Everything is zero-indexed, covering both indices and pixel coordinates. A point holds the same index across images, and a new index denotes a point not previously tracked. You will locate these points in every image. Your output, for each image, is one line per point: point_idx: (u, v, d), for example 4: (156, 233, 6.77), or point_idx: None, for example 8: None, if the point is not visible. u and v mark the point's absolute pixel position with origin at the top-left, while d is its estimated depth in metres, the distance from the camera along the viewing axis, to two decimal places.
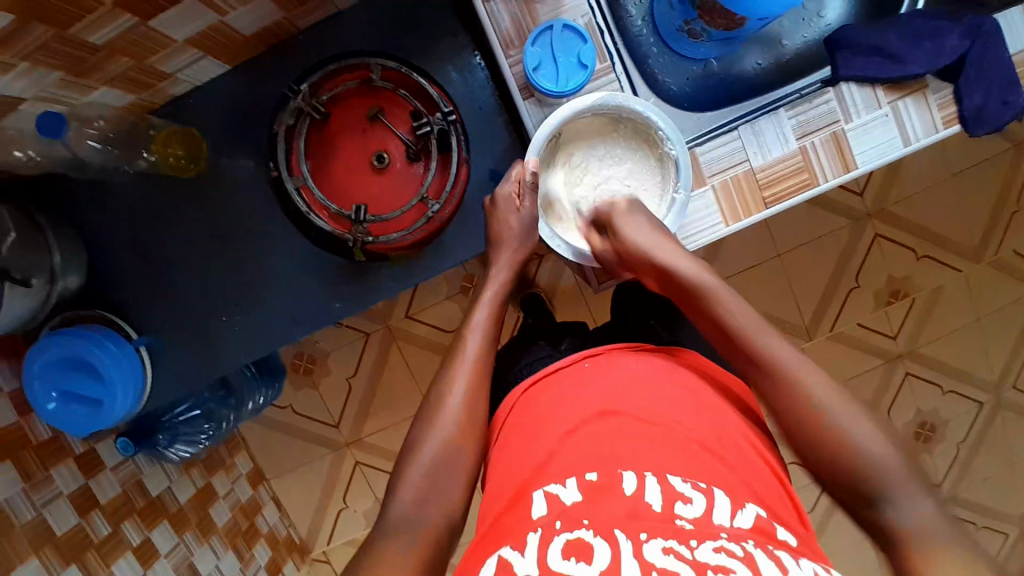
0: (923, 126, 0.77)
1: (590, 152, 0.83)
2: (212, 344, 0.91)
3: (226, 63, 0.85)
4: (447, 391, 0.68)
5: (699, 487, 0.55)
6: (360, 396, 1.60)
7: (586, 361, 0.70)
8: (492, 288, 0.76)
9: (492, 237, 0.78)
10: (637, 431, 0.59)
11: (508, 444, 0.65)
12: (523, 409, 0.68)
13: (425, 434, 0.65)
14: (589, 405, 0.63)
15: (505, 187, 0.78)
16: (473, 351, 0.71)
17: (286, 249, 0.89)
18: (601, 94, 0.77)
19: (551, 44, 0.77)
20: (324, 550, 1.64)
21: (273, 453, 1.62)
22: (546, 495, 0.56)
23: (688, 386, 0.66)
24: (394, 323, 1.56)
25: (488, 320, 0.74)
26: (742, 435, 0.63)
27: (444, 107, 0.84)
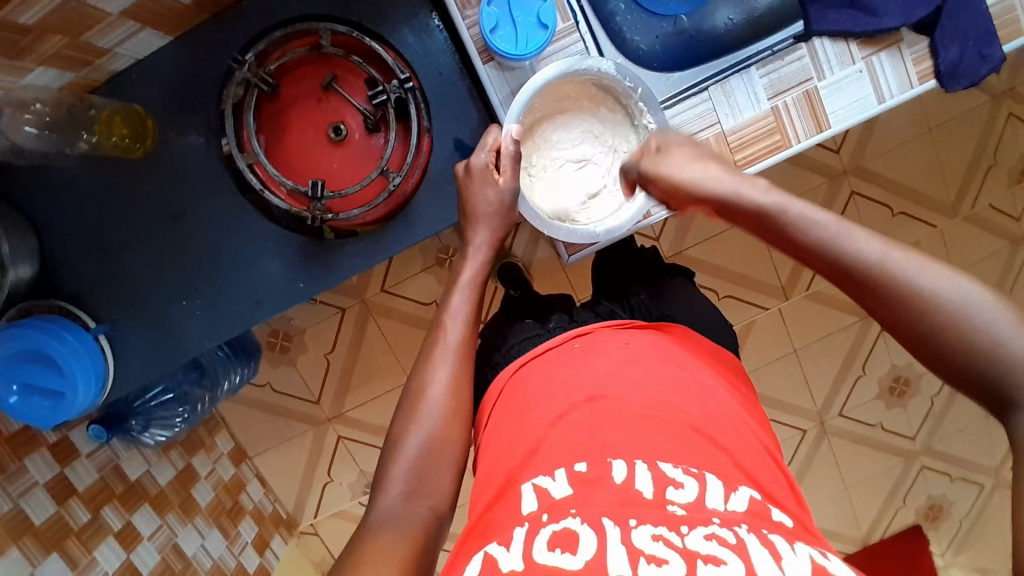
0: (898, 82, 0.74)
1: (564, 124, 0.80)
2: (175, 330, 0.88)
3: (167, 34, 0.80)
4: (427, 380, 0.66)
5: (691, 472, 0.55)
6: (339, 371, 1.58)
7: (576, 343, 0.69)
8: (470, 270, 0.73)
9: (465, 212, 0.74)
10: (625, 415, 0.59)
11: (498, 433, 0.65)
12: (511, 400, 0.67)
13: (407, 425, 0.64)
14: (579, 391, 0.62)
15: (480, 157, 0.73)
16: (456, 337, 0.69)
17: (245, 229, 0.86)
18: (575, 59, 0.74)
19: (509, 2, 0.72)
20: (312, 523, 1.66)
21: (256, 431, 1.61)
22: (536, 487, 0.55)
23: (680, 363, 0.66)
24: (371, 297, 1.54)
25: (468, 303, 0.71)
26: (734, 414, 0.63)
27: (400, 74, 0.80)
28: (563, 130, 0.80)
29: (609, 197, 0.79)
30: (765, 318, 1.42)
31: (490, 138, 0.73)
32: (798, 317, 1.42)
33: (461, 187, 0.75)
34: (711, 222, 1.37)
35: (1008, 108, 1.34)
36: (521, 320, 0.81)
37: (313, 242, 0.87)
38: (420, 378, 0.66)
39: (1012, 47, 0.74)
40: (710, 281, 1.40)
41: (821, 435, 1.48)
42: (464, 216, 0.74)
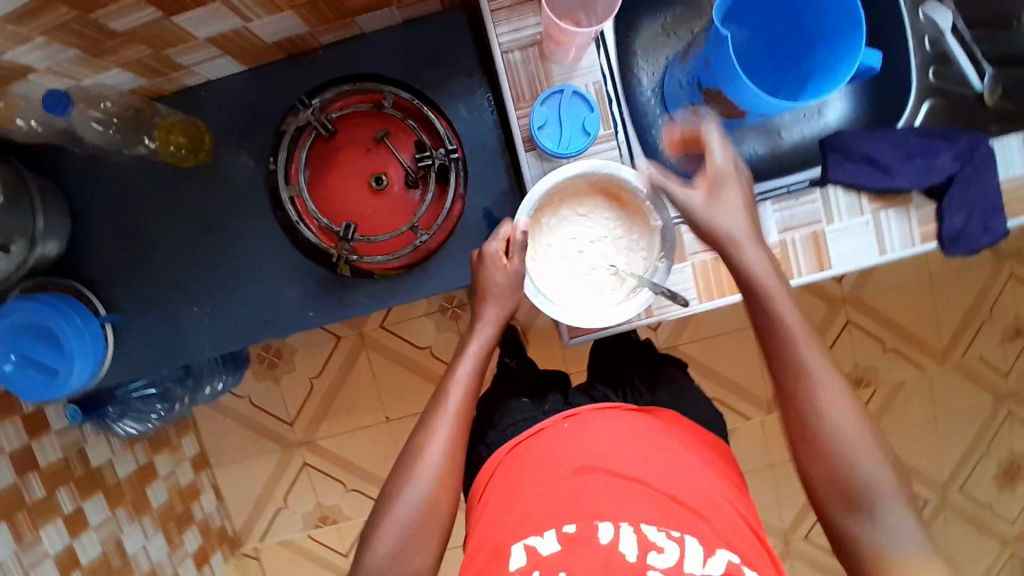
0: (900, 239, 0.81)
1: (582, 208, 0.78)
2: (180, 334, 0.90)
3: (244, 63, 0.86)
4: (426, 441, 0.68)
5: (672, 535, 0.58)
6: (319, 399, 1.58)
7: (566, 422, 0.70)
8: (476, 343, 0.75)
9: (477, 291, 0.76)
10: (611, 486, 0.61)
11: (490, 500, 0.67)
12: (508, 467, 0.69)
13: (400, 486, 0.66)
14: (567, 461, 0.65)
15: (492, 246, 0.74)
16: (455, 405, 0.70)
17: (269, 253, 0.90)
18: (590, 162, 0.75)
19: (559, 108, 0.78)
20: (256, 547, 1.62)
21: (224, 440, 1.59)
22: (526, 545, 0.59)
23: (667, 445, 0.67)
24: (368, 331, 1.56)
25: (473, 371, 0.73)
26: (718, 489, 0.64)
27: (448, 144, 0.86)
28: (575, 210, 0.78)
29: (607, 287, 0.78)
30: (746, 427, 1.44)
31: (501, 232, 0.75)
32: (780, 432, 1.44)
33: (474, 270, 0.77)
34: (709, 324, 1.40)
35: (1010, 270, 1.42)
36: (517, 398, 0.84)
37: (329, 275, 0.89)
38: (418, 440, 0.68)
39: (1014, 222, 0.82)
40: (699, 380, 1.43)
41: (782, 556, 1.48)
42: (475, 295, 0.76)
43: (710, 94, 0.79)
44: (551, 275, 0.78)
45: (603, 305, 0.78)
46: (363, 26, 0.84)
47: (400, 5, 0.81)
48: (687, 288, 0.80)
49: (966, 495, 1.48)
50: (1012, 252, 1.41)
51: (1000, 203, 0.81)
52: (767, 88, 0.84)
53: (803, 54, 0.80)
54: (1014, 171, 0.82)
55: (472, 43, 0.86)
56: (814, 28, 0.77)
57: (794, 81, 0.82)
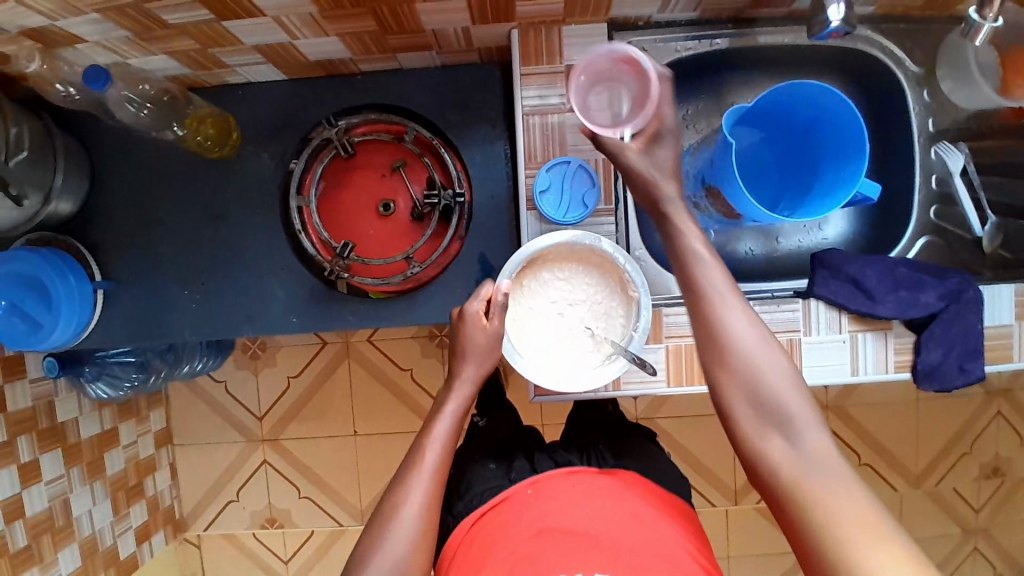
0: (875, 363, 0.82)
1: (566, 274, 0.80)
2: (166, 313, 0.93)
3: (284, 74, 0.90)
4: (400, 502, 0.65)
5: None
6: (292, 400, 1.59)
7: (528, 489, 0.72)
8: (454, 402, 0.72)
9: (455, 347, 0.75)
10: (566, 546, 0.62)
11: (459, 567, 0.67)
12: (475, 535, 0.70)
13: (370, 557, 0.63)
14: (524, 525, 0.66)
15: (473, 304, 0.75)
16: (433, 463, 0.68)
17: (269, 253, 0.92)
18: (575, 233, 0.78)
19: (563, 176, 0.81)
20: (199, 534, 1.60)
21: (191, 420, 1.59)
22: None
23: (626, 505, 0.68)
24: (353, 341, 1.57)
25: (450, 430, 0.70)
26: (677, 542, 0.65)
27: (457, 187, 0.89)
28: (556, 273, 0.79)
29: (580, 349, 0.79)
30: (707, 515, 1.43)
31: (480, 291, 0.76)
32: (741, 526, 1.43)
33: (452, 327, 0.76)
34: (688, 403, 1.40)
35: (998, 407, 1.41)
36: (485, 462, 0.82)
37: (322, 286, 0.92)
38: (392, 500, 0.66)
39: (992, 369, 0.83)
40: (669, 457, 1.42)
41: None
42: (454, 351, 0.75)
43: (712, 191, 0.83)
44: (526, 336, 0.79)
45: (576, 366, 0.79)
46: (402, 62, 0.89)
47: (440, 52, 0.85)
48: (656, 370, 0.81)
49: None
50: (1003, 390, 1.40)
51: (982, 345, 0.81)
52: (766, 194, 0.88)
53: (804, 170, 0.84)
54: (1000, 320, 0.84)
55: (500, 96, 0.90)
56: (819, 150, 0.80)
57: (791, 193, 0.86)
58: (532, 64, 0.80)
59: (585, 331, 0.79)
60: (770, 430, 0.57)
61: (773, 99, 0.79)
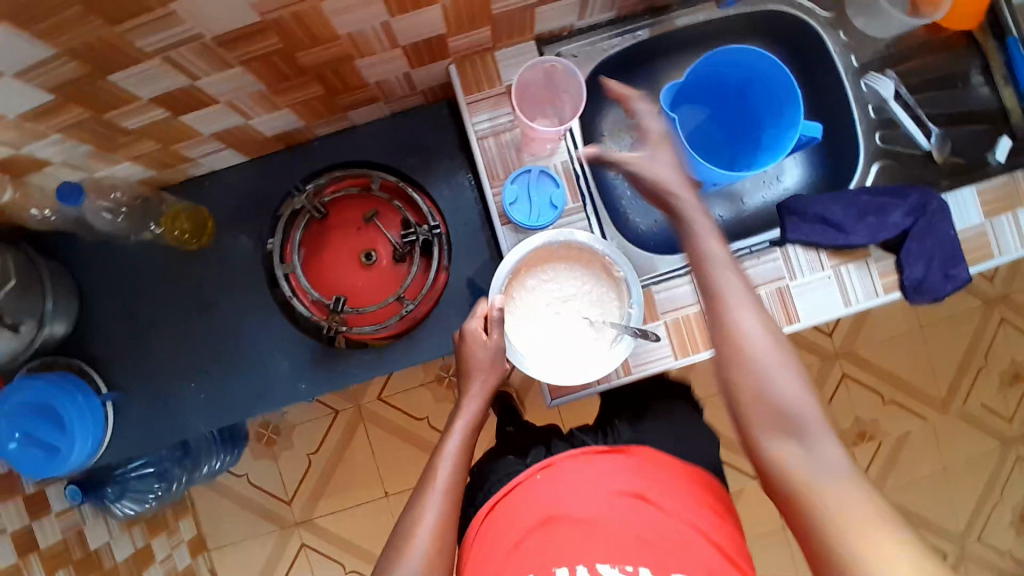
0: (865, 290, 0.85)
1: (554, 275, 0.82)
2: (176, 409, 0.93)
3: (245, 155, 0.94)
4: (418, 523, 0.65)
5: (627, 572, 0.60)
6: (317, 476, 1.57)
7: (539, 474, 0.72)
8: (463, 418, 0.74)
9: (460, 364, 0.76)
10: (576, 534, 0.63)
11: (468, 565, 0.68)
12: (483, 526, 0.70)
13: (391, 569, 0.63)
14: (531, 517, 0.67)
15: (471, 322, 0.76)
16: (445, 480, 0.68)
17: (265, 327, 0.94)
18: (552, 232, 0.81)
19: (528, 185, 0.84)
20: None
21: (222, 520, 1.57)
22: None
23: (633, 483, 0.69)
24: (365, 403, 1.57)
25: (461, 448, 0.72)
26: (683, 518, 0.66)
27: (431, 221, 0.92)
28: (543, 277, 0.81)
29: (583, 344, 0.80)
30: (751, 490, 1.42)
31: (478, 310, 0.77)
32: None
33: (457, 345, 0.78)
34: (703, 383, 1.42)
35: (1002, 315, 1.44)
36: (504, 454, 0.85)
37: (324, 348, 0.94)
38: (408, 520, 0.66)
39: (976, 269, 0.86)
40: None
41: None
42: (460, 368, 0.76)
43: None
44: (531, 343, 0.80)
45: (584, 361, 0.80)
46: (355, 119, 0.92)
47: (387, 101, 0.89)
48: (662, 346, 0.83)
49: (986, 545, 1.45)
50: (1002, 298, 1.43)
51: (959, 250, 0.85)
52: (722, 158, 0.93)
53: (754, 129, 0.88)
54: (972, 221, 0.87)
55: (452, 129, 0.94)
56: (764, 106, 0.84)
57: (747, 153, 0.90)
58: (474, 92, 0.84)
59: (584, 325, 0.81)
60: (780, 433, 0.59)
61: (714, 65, 0.83)
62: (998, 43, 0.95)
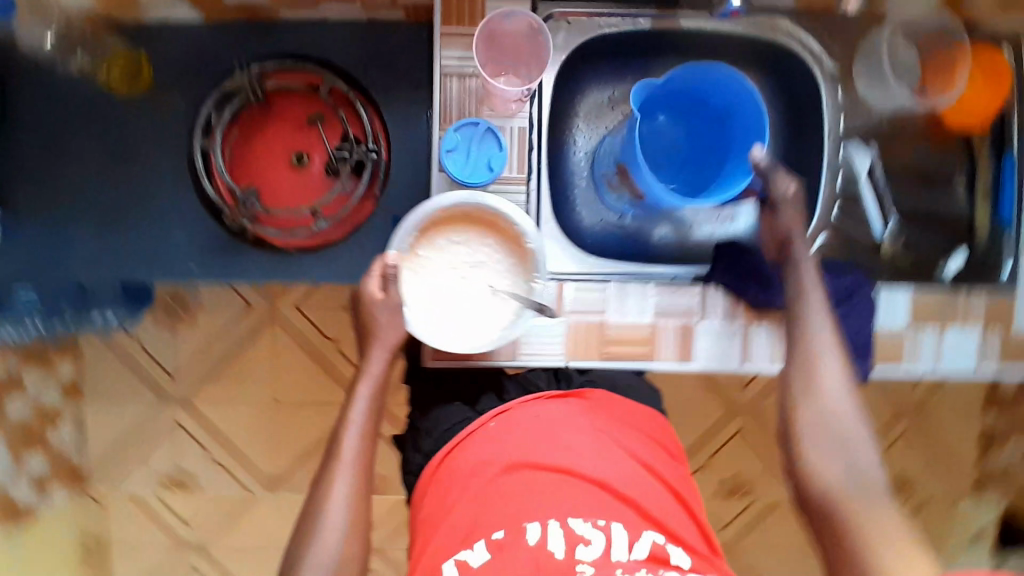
0: (768, 354, 0.84)
1: (464, 237, 0.78)
2: (62, 250, 0.89)
3: (204, 14, 0.87)
4: (330, 493, 0.69)
5: (599, 526, 0.65)
6: (211, 362, 1.54)
7: (493, 422, 0.77)
8: (366, 383, 0.74)
9: (364, 332, 0.75)
10: (541, 487, 0.68)
11: (432, 508, 0.72)
12: (444, 469, 0.75)
13: (305, 544, 0.66)
14: (478, 471, 0.71)
15: (369, 281, 0.74)
16: (352, 450, 0.71)
17: (177, 198, 0.90)
18: (465, 193, 0.76)
19: (472, 138, 0.79)
20: (105, 492, 1.56)
21: (103, 374, 1.53)
22: (458, 560, 0.64)
23: (593, 431, 0.75)
24: (281, 307, 1.52)
25: (367, 412, 0.74)
26: (639, 468, 0.73)
27: (370, 143, 0.86)
28: (451, 238, 0.78)
29: (477, 312, 0.78)
30: None
31: (375, 269, 0.74)
32: None
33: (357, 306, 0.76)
34: None
35: None
36: (449, 398, 0.84)
37: (228, 236, 0.89)
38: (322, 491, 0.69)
39: (877, 369, 0.86)
40: None
41: None
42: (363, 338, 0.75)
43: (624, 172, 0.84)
44: (428, 305, 0.78)
45: (476, 328, 0.78)
46: (327, 13, 0.87)
47: (363, 5, 0.84)
48: (555, 342, 0.82)
49: None
50: None
51: (870, 345, 0.85)
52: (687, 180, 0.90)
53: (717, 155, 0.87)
54: (895, 324, 0.86)
55: (427, 59, 0.89)
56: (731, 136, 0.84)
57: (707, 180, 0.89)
58: (452, 24, 0.78)
59: (484, 294, 0.79)
60: (864, 501, 0.66)
61: (676, 82, 0.83)
62: (993, 157, 0.93)
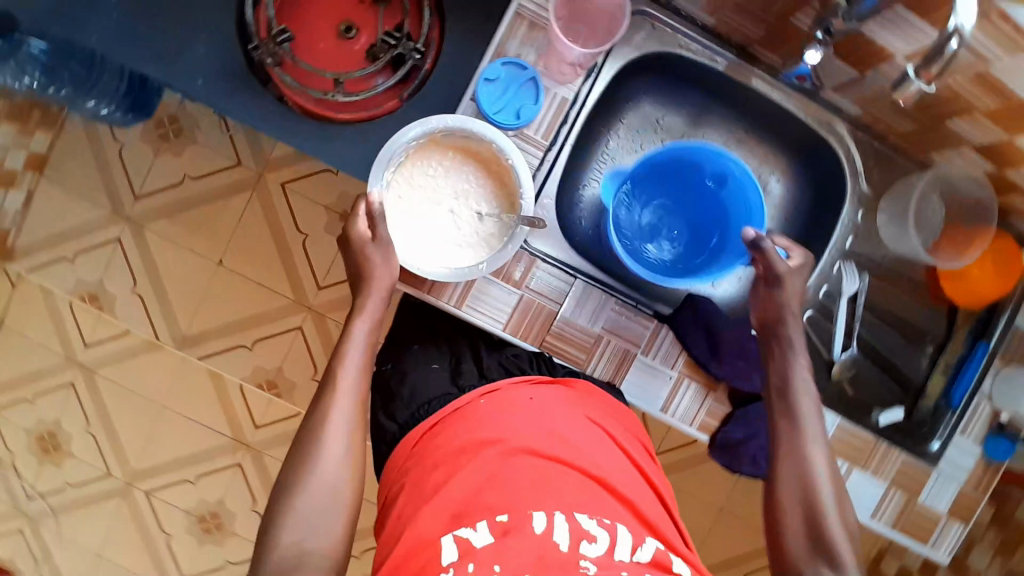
0: (686, 412, 0.84)
1: (451, 166, 0.77)
2: (76, 7, 0.83)
3: None
4: (320, 427, 0.68)
5: (604, 523, 0.60)
6: (178, 200, 1.50)
7: (484, 399, 0.72)
8: (365, 322, 0.73)
9: (358, 272, 0.73)
10: (531, 471, 0.63)
11: (412, 478, 0.66)
12: (426, 438, 0.70)
13: (298, 478, 0.67)
14: (459, 440, 0.67)
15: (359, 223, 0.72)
16: (352, 387, 0.71)
17: (212, 12, 0.84)
18: (453, 116, 0.74)
19: (511, 81, 0.78)
20: (18, 275, 1.51)
21: (71, 162, 1.47)
22: (457, 539, 0.59)
23: (587, 422, 0.71)
24: (268, 179, 1.50)
25: (368, 347, 0.73)
26: (632, 468, 0.69)
27: (420, 44, 0.84)
28: (436, 164, 0.77)
29: (458, 235, 0.77)
30: None
31: (360, 207, 0.72)
32: None
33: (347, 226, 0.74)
34: None
35: None
36: (429, 361, 0.81)
37: (244, 67, 0.85)
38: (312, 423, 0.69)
39: None
40: None
41: None
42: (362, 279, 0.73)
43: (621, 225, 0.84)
44: (410, 235, 0.75)
45: (456, 254, 0.77)
46: None
47: None
48: (503, 309, 0.81)
49: None
50: None
51: None
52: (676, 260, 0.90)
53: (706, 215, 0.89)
54: None
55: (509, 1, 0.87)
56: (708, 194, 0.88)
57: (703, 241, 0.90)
58: None
59: (472, 222, 0.77)
60: (815, 556, 0.66)
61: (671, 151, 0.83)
62: (969, 337, 0.94)
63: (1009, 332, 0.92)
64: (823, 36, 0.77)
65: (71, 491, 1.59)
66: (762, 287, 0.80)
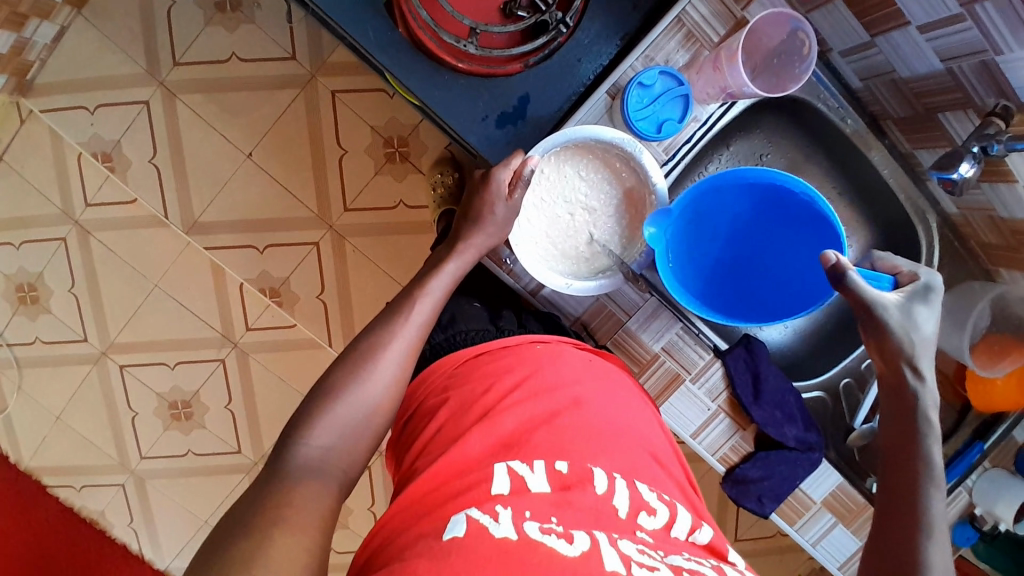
0: (711, 441, 0.89)
1: (594, 181, 0.80)
2: None
3: None
4: (382, 346, 0.68)
5: (661, 500, 0.66)
6: (218, 79, 1.39)
7: (539, 346, 0.77)
8: (456, 263, 0.75)
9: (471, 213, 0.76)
10: (586, 428, 0.68)
11: (458, 403, 0.71)
12: (476, 365, 0.75)
13: (344, 383, 0.65)
14: (513, 376, 0.72)
15: (503, 173, 0.74)
16: (421, 317, 0.71)
17: None
18: (625, 137, 0.76)
19: (662, 91, 0.78)
20: (30, 111, 1.40)
21: (115, 6, 1.36)
22: (512, 472, 0.63)
23: (633, 396, 0.78)
24: (320, 82, 1.40)
25: (448, 285, 0.75)
26: (673, 453, 0.77)
27: (568, 18, 0.80)
28: (582, 173, 0.80)
29: (566, 245, 0.81)
30: None
31: (513, 161, 0.75)
32: None
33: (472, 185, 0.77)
34: None
35: None
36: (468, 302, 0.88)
37: None
38: (372, 339, 0.68)
39: (775, 518, 0.90)
40: None
41: None
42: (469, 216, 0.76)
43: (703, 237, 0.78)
44: (530, 224, 0.80)
45: (551, 256, 0.81)
46: None
47: None
48: (578, 304, 0.84)
49: None
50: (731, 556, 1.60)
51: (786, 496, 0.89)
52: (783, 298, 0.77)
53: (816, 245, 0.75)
54: (814, 494, 0.91)
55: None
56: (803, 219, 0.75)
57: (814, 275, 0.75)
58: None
59: (582, 240, 0.81)
60: None
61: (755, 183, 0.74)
62: (969, 435, 0.98)
63: (1008, 439, 0.96)
64: (978, 152, 0.77)
65: (42, 347, 1.54)
66: (872, 338, 0.70)
